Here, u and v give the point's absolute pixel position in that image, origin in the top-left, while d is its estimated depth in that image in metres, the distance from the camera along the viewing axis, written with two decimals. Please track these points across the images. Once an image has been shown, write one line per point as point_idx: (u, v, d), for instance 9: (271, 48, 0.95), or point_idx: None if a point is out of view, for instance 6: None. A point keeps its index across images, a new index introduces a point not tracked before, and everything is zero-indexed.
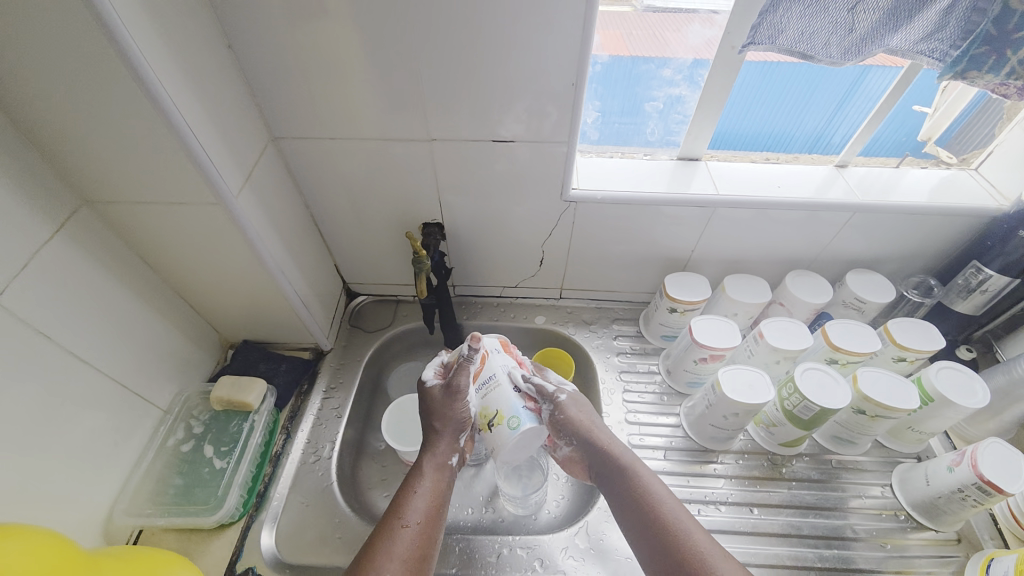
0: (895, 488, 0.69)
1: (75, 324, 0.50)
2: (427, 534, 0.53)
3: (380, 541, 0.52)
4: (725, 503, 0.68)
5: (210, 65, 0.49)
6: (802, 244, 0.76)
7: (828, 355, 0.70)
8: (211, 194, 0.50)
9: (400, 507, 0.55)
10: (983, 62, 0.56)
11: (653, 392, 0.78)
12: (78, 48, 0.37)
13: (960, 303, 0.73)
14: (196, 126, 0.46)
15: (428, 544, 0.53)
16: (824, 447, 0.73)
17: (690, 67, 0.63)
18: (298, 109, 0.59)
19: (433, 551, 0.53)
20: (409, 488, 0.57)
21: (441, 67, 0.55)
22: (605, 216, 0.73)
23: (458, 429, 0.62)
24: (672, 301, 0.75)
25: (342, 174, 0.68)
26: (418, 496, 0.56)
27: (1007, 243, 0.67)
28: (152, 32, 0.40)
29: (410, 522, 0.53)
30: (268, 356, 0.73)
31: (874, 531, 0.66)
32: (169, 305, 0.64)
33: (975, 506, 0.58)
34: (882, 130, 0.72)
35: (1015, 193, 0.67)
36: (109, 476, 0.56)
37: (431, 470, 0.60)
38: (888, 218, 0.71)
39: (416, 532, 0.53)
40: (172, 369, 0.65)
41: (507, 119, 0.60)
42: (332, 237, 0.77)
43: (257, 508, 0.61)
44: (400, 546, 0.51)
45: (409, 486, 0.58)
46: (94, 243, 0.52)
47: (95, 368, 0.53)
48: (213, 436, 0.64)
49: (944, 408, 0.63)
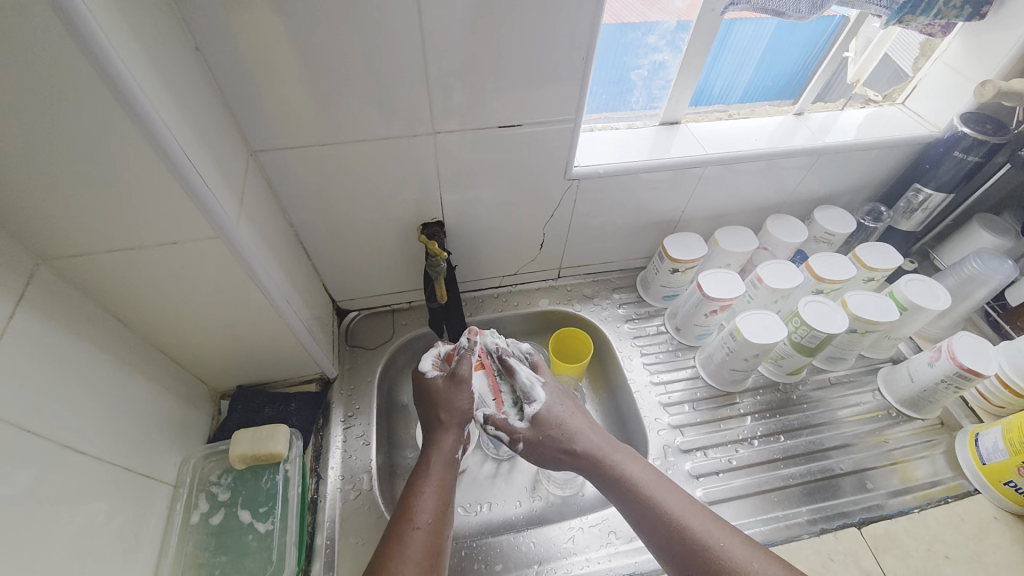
0: (882, 391, 0.79)
1: (59, 408, 0.42)
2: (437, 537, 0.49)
3: (392, 553, 0.47)
4: (755, 438, 0.73)
5: (179, 74, 0.41)
6: (770, 192, 0.82)
7: (815, 287, 0.77)
8: (210, 227, 0.44)
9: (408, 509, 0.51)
10: (918, 7, 0.62)
11: (666, 351, 0.82)
12: (50, 71, 0.31)
13: (904, 223, 0.84)
14: (188, 150, 0.40)
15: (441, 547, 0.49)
16: (819, 368, 0.82)
17: (673, 31, 0.65)
18: (278, 116, 0.53)
19: (445, 554, 0.49)
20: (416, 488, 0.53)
21: (441, 53, 0.51)
22: (604, 190, 0.73)
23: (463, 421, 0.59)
24: (674, 262, 0.78)
25: (330, 184, 0.61)
26: (427, 494, 0.53)
27: (940, 167, 0.76)
28: (125, 43, 0.33)
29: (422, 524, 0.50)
30: (272, 398, 0.67)
31: (874, 431, 0.75)
32: (151, 363, 0.55)
33: (955, 391, 0.69)
34: (751, 78, 0.77)
35: (943, 121, 0.77)
36: (132, 570, 0.49)
37: (438, 465, 0.56)
38: (843, 158, 0.79)
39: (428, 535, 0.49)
40: (169, 435, 0.57)
41: (513, 100, 0.58)
42: (318, 253, 0.70)
43: (310, 561, 0.57)
44: (412, 550, 0.48)
45: (415, 486, 0.54)
46: (60, 309, 0.44)
47: (90, 455, 0.45)
48: (246, 498, 0.59)
49: (917, 314, 0.73)
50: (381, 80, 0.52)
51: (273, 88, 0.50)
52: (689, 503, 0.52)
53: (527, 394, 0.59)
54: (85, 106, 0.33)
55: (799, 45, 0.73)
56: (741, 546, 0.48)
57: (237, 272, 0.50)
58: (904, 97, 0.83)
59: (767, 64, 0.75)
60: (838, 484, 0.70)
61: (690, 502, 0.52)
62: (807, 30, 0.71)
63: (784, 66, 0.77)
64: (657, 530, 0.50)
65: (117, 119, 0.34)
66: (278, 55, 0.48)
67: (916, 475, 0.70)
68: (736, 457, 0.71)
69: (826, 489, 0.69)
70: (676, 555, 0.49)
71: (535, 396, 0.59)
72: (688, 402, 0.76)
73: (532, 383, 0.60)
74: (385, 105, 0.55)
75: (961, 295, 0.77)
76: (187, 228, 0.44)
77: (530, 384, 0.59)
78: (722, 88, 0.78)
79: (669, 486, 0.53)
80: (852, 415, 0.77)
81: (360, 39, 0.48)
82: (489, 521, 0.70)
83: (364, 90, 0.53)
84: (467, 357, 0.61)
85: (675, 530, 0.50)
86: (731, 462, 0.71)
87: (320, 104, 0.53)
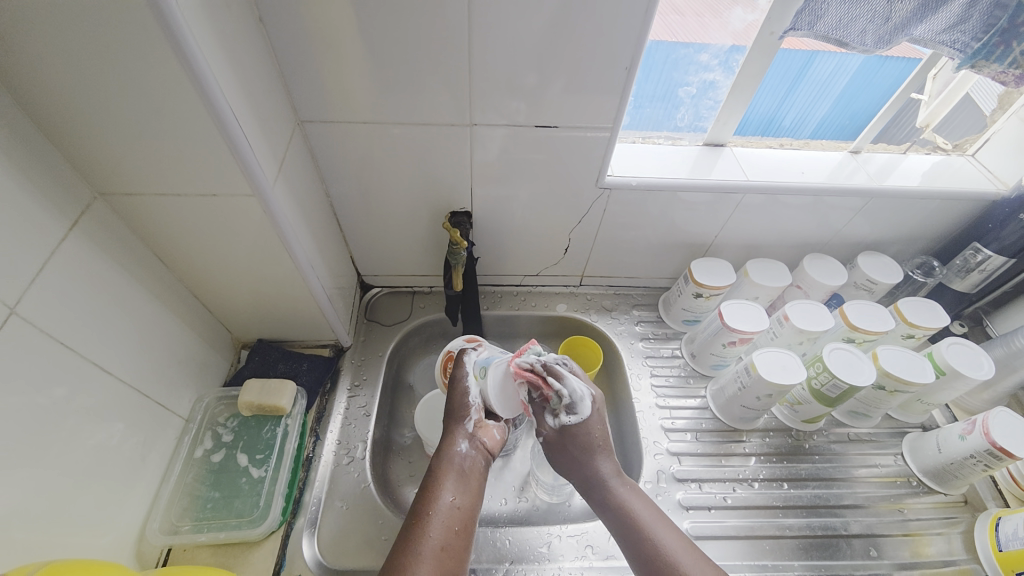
0: (905, 456, 0.73)
1: (95, 333, 0.47)
2: (459, 526, 0.48)
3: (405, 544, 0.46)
4: (756, 480, 0.71)
5: (239, 41, 0.45)
6: (813, 228, 0.79)
7: (846, 335, 0.73)
8: (248, 186, 0.48)
9: (423, 506, 0.49)
10: (992, 53, 0.56)
11: (677, 376, 0.80)
12: (124, 30, 0.35)
13: (958, 282, 0.79)
14: (236, 113, 0.44)
15: (459, 535, 0.47)
16: (840, 421, 0.77)
17: (727, 52, 0.64)
18: (328, 91, 0.56)
19: (461, 550, 0.47)
20: (429, 485, 0.51)
21: (486, 50, 0.53)
22: (636, 204, 0.72)
23: (464, 417, 0.58)
24: (698, 287, 0.77)
25: (367, 164, 0.64)
26: (445, 490, 0.50)
27: (1005, 228, 0.72)
28: (192, 12, 0.37)
29: (436, 514, 0.48)
30: (287, 356, 0.71)
31: (889, 497, 0.70)
32: (184, 305, 0.60)
33: (985, 470, 0.64)
34: (828, 113, 0.74)
35: (1012, 179, 0.73)
36: (135, 490, 0.53)
37: (453, 464, 0.53)
38: (897, 204, 0.74)
39: (443, 521, 0.47)
40: (189, 374, 0.61)
41: (553, 104, 0.59)
42: (350, 227, 0.74)
43: (295, 514, 0.60)
44: (426, 544, 0.45)
45: (429, 484, 0.51)
46: (111, 240, 0.49)
47: (118, 380, 0.50)
48: (246, 444, 0.63)
49: (955, 380, 0.67)
50: (427, 71, 0.54)
51: (322, 66, 0.54)
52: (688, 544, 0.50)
53: (571, 405, 0.55)
54: (147, 62, 0.37)
55: (885, 86, 0.70)
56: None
57: (268, 233, 0.53)
58: (975, 148, 0.78)
59: (846, 100, 0.72)
60: (837, 544, 0.66)
61: (691, 550, 0.49)
62: (857, 65, 0.66)
63: (865, 104, 0.72)
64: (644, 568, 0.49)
65: (179, 78, 0.38)
66: (331, 35, 0.51)
67: (928, 551, 0.66)
68: (731, 496, 0.69)
69: (827, 547, 0.66)
70: None
71: (582, 410, 0.55)
72: (692, 432, 0.75)
73: (584, 395, 0.55)
74: (426, 93, 0.57)
75: (1008, 368, 0.71)
76: (228, 185, 0.47)
77: (582, 396, 0.55)
78: (794, 119, 0.75)
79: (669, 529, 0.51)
80: (871, 476, 0.72)
81: (410, 29, 0.51)
82: None
83: (409, 79, 0.55)
84: (463, 363, 0.62)
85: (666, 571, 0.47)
86: (726, 500, 0.68)
87: (368, 84, 0.55)
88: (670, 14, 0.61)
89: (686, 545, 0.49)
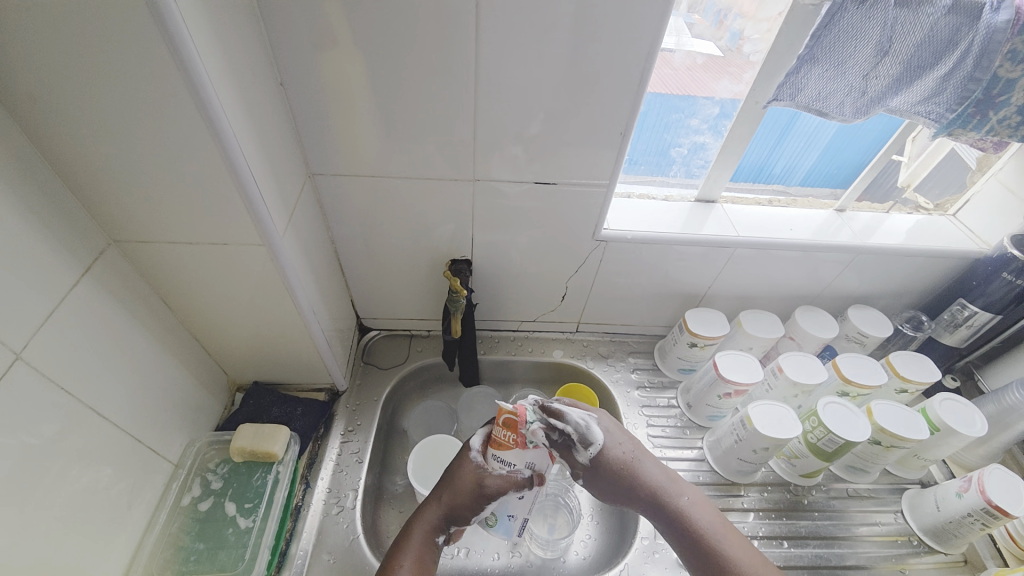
0: (905, 514, 0.72)
1: (96, 376, 0.47)
2: None
3: None
4: (756, 538, 0.69)
5: (260, 102, 0.48)
6: (803, 282, 0.81)
7: (840, 388, 0.73)
8: (258, 235, 0.49)
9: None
10: (970, 121, 0.60)
11: (674, 427, 0.80)
12: (156, 95, 0.38)
13: (947, 336, 0.80)
14: (253, 167, 0.46)
15: None
16: (838, 476, 0.76)
17: (715, 118, 0.68)
18: (339, 146, 0.59)
19: None
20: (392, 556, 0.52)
21: (490, 112, 0.57)
22: (631, 256, 0.75)
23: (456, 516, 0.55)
24: (693, 336, 0.78)
25: (372, 213, 0.67)
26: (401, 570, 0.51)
27: (990, 284, 0.74)
28: (220, 80, 0.41)
29: None
30: (282, 399, 0.70)
31: (891, 557, 0.69)
32: (184, 346, 0.60)
33: (983, 529, 0.63)
34: (815, 162, 0.76)
35: (994, 239, 0.76)
36: (120, 538, 0.52)
37: (420, 544, 0.53)
38: (884, 261, 0.77)
39: None
40: (183, 417, 0.61)
41: (553, 160, 0.62)
42: (352, 272, 0.75)
43: (280, 568, 0.58)
44: None
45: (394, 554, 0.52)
46: (120, 285, 0.50)
47: (111, 423, 0.49)
48: (235, 492, 0.61)
49: (949, 436, 0.68)
50: (434, 129, 0.58)
51: (334, 123, 0.57)
52: (717, 517, 0.54)
53: (584, 438, 0.53)
54: (174, 121, 0.40)
55: (869, 138, 0.72)
56: (741, 547, 0.51)
57: (274, 280, 0.55)
58: (956, 208, 0.82)
59: (833, 151, 0.74)
60: None
61: (731, 530, 0.53)
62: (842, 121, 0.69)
63: (851, 155, 0.75)
64: (686, 545, 0.53)
65: (203, 138, 0.41)
66: (345, 95, 0.54)
67: None
68: None
69: None
70: (694, 550, 0.52)
71: (595, 437, 0.54)
72: (689, 485, 0.74)
73: (589, 423, 0.54)
74: (431, 149, 0.60)
75: (1002, 425, 0.71)
76: (239, 234, 0.49)
77: (587, 423, 0.54)
78: (784, 167, 0.77)
79: (742, 545, 0.51)
80: (871, 535, 0.71)
81: (419, 92, 0.55)
82: (463, 567, 0.68)
83: (416, 137, 0.59)
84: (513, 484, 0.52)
85: (697, 538, 0.52)
86: None
87: (377, 140, 0.59)
88: (665, 69, 0.64)
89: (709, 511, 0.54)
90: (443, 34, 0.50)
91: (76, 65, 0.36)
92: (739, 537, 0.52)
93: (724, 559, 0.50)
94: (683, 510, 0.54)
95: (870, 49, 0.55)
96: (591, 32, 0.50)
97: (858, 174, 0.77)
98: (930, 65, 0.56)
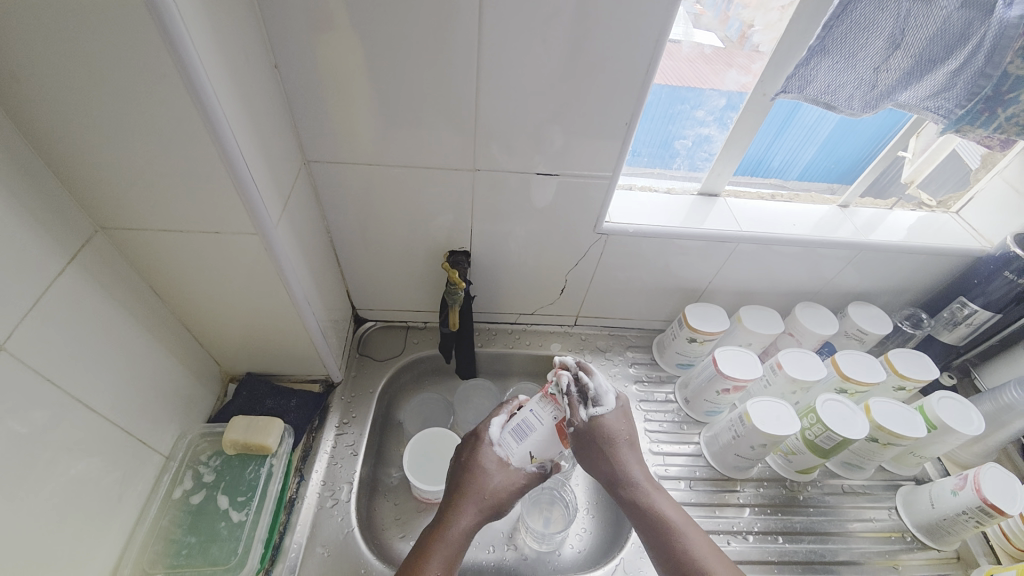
0: (900, 511, 0.73)
1: (84, 367, 0.46)
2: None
3: None
4: (751, 533, 0.69)
5: (253, 86, 0.46)
6: (804, 278, 0.80)
7: (838, 385, 0.73)
8: (251, 224, 0.48)
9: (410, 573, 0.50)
10: (977, 118, 0.58)
11: (671, 422, 0.80)
12: (143, 76, 0.36)
13: (946, 334, 0.80)
14: (246, 153, 0.44)
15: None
16: (834, 472, 0.76)
17: (722, 109, 0.67)
18: (336, 132, 0.57)
19: None
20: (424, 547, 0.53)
21: (492, 100, 0.55)
22: (632, 249, 0.74)
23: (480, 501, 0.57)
24: (693, 331, 0.77)
25: (369, 202, 0.65)
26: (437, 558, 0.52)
27: (991, 283, 0.73)
28: (212, 61, 0.39)
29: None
30: (276, 391, 0.69)
31: (884, 553, 0.69)
32: (175, 336, 0.59)
33: (977, 527, 0.63)
34: (813, 157, 0.75)
35: (997, 238, 0.75)
36: (110, 532, 0.51)
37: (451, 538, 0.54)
38: (886, 257, 0.76)
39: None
40: (174, 409, 0.60)
41: (556, 151, 0.61)
42: (348, 262, 0.74)
43: (273, 561, 0.58)
44: None
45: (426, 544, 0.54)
46: (108, 273, 0.48)
47: (101, 415, 0.48)
48: (227, 485, 0.61)
49: (945, 434, 0.68)
50: (434, 117, 0.56)
51: (330, 108, 0.55)
52: (684, 515, 0.56)
53: (596, 399, 0.58)
54: (163, 104, 0.38)
55: (867, 134, 0.71)
56: (703, 542, 0.54)
57: (268, 270, 0.53)
58: (959, 206, 0.81)
59: (830, 146, 0.73)
60: None
61: (697, 528, 0.55)
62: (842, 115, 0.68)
63: (850, 150, 0.74)
64: (649, 536, 0.55)
65: (193, 122, 0.39)
66: (343, 80, 0.52)
67: None
68: (726, 550, 0.67)
69: None
70: (655, 542, 0.55)
71: (605, 404, 0.58)
72: (686, 479, 0.74)
73: (607, 389, 0.59)
74: (431, 137, 0.58)
75: (998, 423, 0.72)
76: (231, 222, 0.48)
77: (606, 389, 0.58)
78: (782, 162, 0.76)
79: (701, 537, 0.54)
80: (864, 531, 0.71)
81: (420, 78, 0.53)
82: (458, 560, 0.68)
83: (415, 125, 0.57)
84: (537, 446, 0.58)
85: (660, 531, 0.55)
86: None
87: (376, 127, 0.57)
88: (669, 61, 0.62)
89: (675, 508, 0.57)
90: (444, 18, 0.48)
91: (58, 43, 0.34)
92: (703, 532, 0.55)
93: (684, 550, 0.53)
94: (649, 502, 0.57)
95: (882, 41, 0.54)
96: (597, 18, 0.48)
97: (863, 170, 0.76)
98: (940, 59, 0.54)
